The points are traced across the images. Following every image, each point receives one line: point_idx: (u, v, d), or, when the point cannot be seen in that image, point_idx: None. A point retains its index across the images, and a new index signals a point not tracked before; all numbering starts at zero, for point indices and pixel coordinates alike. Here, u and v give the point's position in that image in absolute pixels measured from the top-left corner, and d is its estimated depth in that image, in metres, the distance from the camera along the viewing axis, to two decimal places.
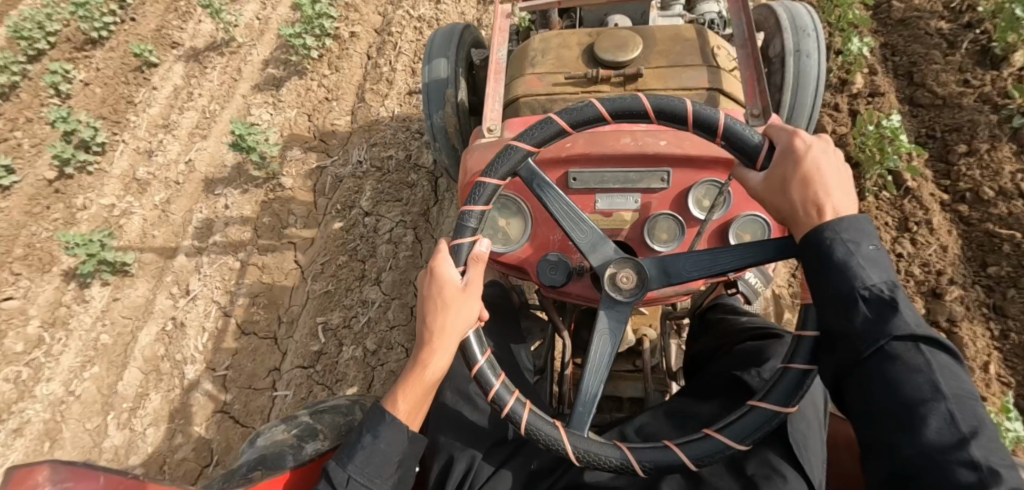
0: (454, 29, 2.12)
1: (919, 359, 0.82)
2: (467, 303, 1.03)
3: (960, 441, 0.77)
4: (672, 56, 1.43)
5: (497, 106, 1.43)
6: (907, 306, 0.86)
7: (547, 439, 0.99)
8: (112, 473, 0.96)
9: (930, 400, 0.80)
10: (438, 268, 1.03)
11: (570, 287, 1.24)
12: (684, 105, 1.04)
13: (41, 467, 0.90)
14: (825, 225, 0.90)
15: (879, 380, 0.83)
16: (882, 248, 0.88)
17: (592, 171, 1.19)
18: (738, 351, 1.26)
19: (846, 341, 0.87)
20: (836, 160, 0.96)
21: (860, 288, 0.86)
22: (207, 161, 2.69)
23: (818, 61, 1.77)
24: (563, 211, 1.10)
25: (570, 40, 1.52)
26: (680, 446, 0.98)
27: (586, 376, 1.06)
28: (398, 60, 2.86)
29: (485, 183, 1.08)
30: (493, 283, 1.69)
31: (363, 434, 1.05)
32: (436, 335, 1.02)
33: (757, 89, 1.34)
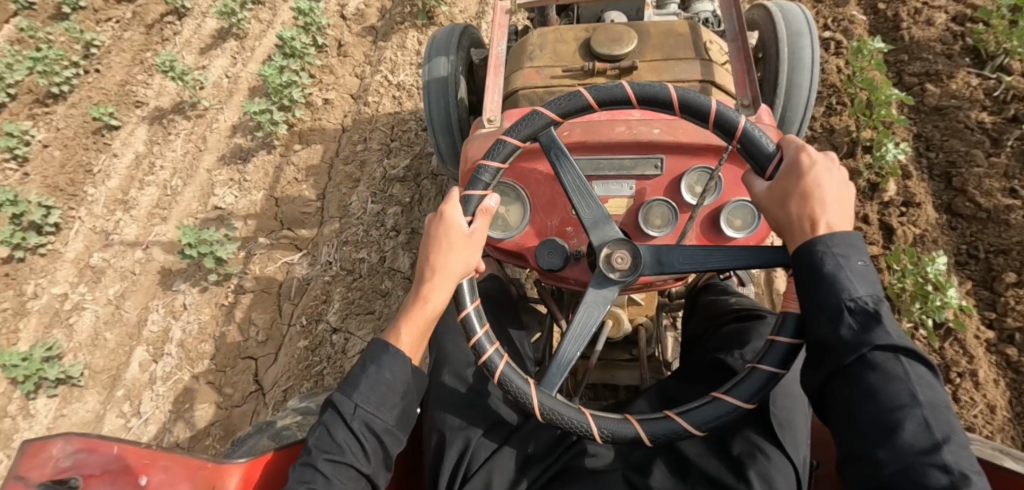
0: (454, 29, 2.17)
1: (899, 368, 0.84)
2: (471, 251, 1.10)
3: (933, 446, 0.79)
4: (665, 50, 1.46)
5: (496, 98, 1.46)
6: (890, 319, 0.88)
7: (517, 392, 1.03)
8: (126, 443, 0.99)
9: (907, 407, 0.82)
10: (448, 209, 1.10)
11: (566, 272, 1.26)
12: (711, 103, 1.06)
13: (55, 440, 0.94)
14: (818, 238, 0.92)
15: (860, 389, 0.85)
16: (871, 263, 0.90)
17: (588, 158, 1.23)
18: (723, 332, 1.35)
19: (830, 350, 0.89)
20: (841, 179, 0.97)
21: (846, 299, 0.88)
22: (166, 248, 2.52)
23: (812, 58, 1.80)
24: (574, 184, 1.12)
25: (566, 35, 1.55)
26: (639, 422, 1.00)
27: (566, 341, 1.09)
28: (373, 136, 2.66)
29: (506, 141, 1.13)
30: (491, 276, 1.73)
31: (366, 364, 1.07)
32: (439, 271, 1.06)
33: (747, 79, 1.38)
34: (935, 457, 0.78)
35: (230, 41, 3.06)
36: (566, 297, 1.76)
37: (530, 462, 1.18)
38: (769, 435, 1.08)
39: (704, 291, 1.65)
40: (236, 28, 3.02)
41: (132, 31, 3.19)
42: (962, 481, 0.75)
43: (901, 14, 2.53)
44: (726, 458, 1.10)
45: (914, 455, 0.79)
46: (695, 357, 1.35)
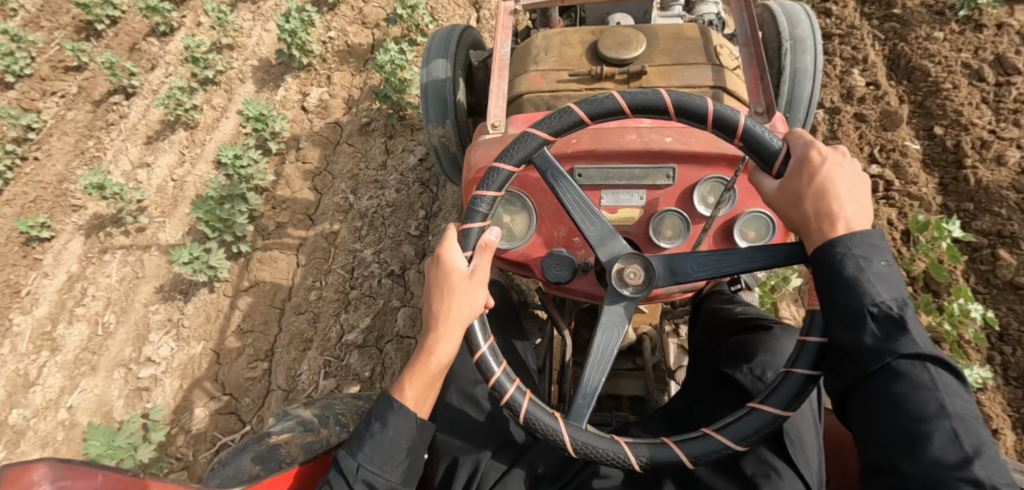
0: (453, 30, 2.12)
1: (925, 376, 0.80)
2: (475, 292, 1.03)
3: (963, 459, 0.76)
4: (674, 54, 1.42)
5: (500, 103, 1.40)
6: (915, 323, 0.83)
7: (546, 429, 0.99)
8: (114, 472, 0.94)
9: (934, 418, 0.79)
10: (445, 254, 1.03)
11: (574, 284, 1.23)
12: (705, 104, 1.00)
13: (37, 465, 0.89)
14: (837, 239, 0.87)
15: (884, 399, 0.82)
16: (895, 264, 0.86)
17: (597, 167, 1.18)
18: (730, 344, 1.30)
19: (853, 358, 0.85)
20: (856, 174, 0.92)
21: (869, 304, 0.83)
22: (91, 408, 2.13)
23: (815, 61, 1.76)
24: (574, 201, 1.08)
25: (571, 38, 1.50)
26: (678, 443, 0.97)
27: (587, 370, 1.05)
28: (328, 285, 2.28)
29: (498, 169, 1.07)
30: (494, 283, 1.69)
31: (371, 422, 1.03)
32: (443, 320, 1.00)
33: (761, 87, 1.33)
34: (966, 471, 0.75)
35: (180, 129, 2.70)
36: (568, 305, 1.73)
37: (541, 483, 1.14)
38: (782, 453, 1.05)
39: (707, 300, 1.62)
40: (185, 119, 2.68)
41: (76, 110, 2.84)
42: None
43: (963, 146, 2.19)
44: (739, 479, 1.06)
45: (943, 469, 0.76)
46: (703, 370, 1.32)
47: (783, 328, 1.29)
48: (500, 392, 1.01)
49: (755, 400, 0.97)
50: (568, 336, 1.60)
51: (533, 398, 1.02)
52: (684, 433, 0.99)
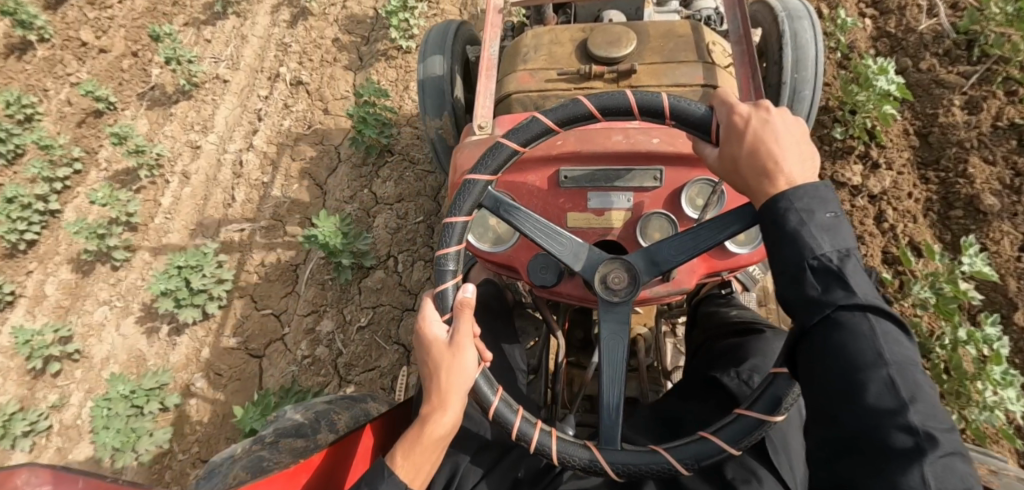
0: (448, 28, 2.08)
1: (864, 324, 0.76)
2: (458, 358, 0.98)
3: (899, 406, 0.72)
4: (665, 52, 1.40)
5: (488, 103, 1.39)
6: (859, 275, 0.79)
7: (581, 461, 0.97)
8: (93, 477, 0.94)
9: (872, 366, 0.75)
10: (423, 328, 1.01)
11: (560, 287, 1.21)
12: (626, 97, 1.00)
13: (20, 470, 0.88)
14: (781, 195, 0.85)
15: (823, 348, 0.78)
16: (842, 216, 0.82)
17: (583, 169, 1.17)
18: (721, 347, 1.29)
19: (793, 309, 0.82)
20: (787, 123, 0.91)
21: (810, 257, 0.80)
22: None
23: (816, 50, 1.73)
24: (535, 228, 1.06)
25: (561, 36, 1.48)
26: (716, 434, 0.95)
27: (604, 384, 1.03)
28: None
29: (452, 223, 1.06)
30: (486, 283, 1.68)
31: (362, 488, 0.98)
32: (447, 394, 0.98)
33: (752, 86, 1.31)
34: (900, 418, 0.71)
35: None
36: (561, 305, 1.71)
37: (519, 487, 1.13)
38: (763, 459, 1.04)
39: (703, 304, 1.59)
40: None
41: None
42: (927, 443, 0.69)
43: None
44: (717, 481, 1.04)
45: (877, 415, 0.73)
46: (696, 371, 1.30)
47: (775, 333, 1.28)
48: (526, 439, 0.99)
49: (742, 406, 0.97)
50: (563, 339, 1.59)
51: (559, 433, 1.01)
52: (718, 421, 0.97)
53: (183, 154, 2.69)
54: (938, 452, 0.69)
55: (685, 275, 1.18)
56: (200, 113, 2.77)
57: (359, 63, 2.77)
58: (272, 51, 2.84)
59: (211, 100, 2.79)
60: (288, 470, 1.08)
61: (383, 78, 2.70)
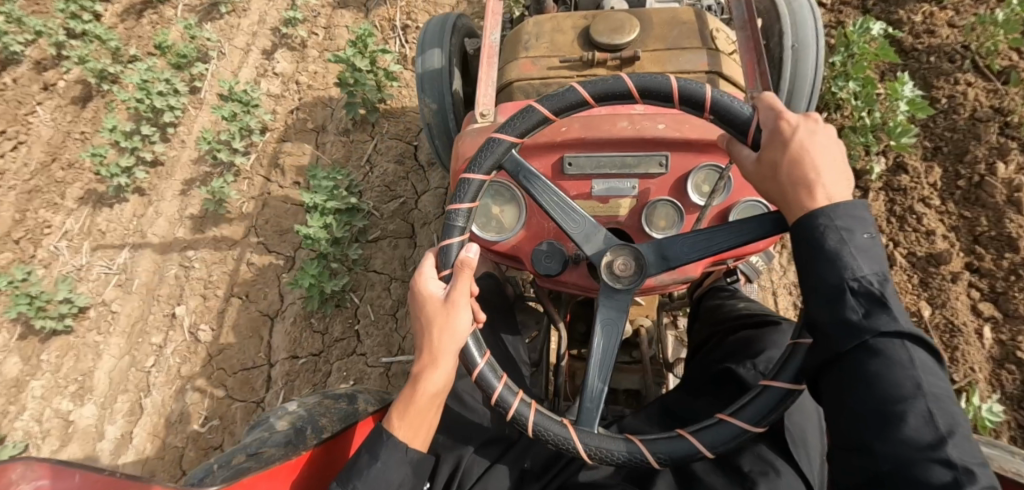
0: (446, 19, 2.08)
1: (903, 354, 0.75)
2: (451, 315, 0.96)
3: (938, 440, 0.71)
4: (669, 40, 1.38)
5: (490, 91, 1.36)
6: (896, 301, 0.79)
7: (557, 439, 0.95)
8: (91, 471, 0.91)
9: (909, 398, 0.74)
10: (418, 282, 1.00)
11: (565, 276, 1.19)
12: (670, 82, 0.99)
13: (14, 464, 0.86)
14: (820, 210, 0.83)
15: (862, 377, 0.77)
16: (878, 237, 0.82)
17: (588, 155, 1.15)
18: (733, 339, 1.28)
19: (829, 335, 0.79)
20: (832, 140, 0.89)
21: (849, 279, 0.78)
22: None
23: (816, 28, 1.73)
24: (551, 201, 1.06)
25: (563, 23, 1.45)
26: (694, 434, 0.94)
27: (590, 369, 1.02)
28: None
29: (469, 180, 1.04)
30: (486, 275, 1.66)
31: (360, 454, 0.99)
32: (439, 354, 0.97)
33: (757, 72, 1.30)
34: (939, 452, 0.70)
35: None
36: (563, 298, 1.69)
37: (526, 479, 1.12)
38: (783, 453, 1.03)
39: (707, 297, 1.58)
40: None
41: None
42: (967, 478, 0.68)
43: None
44: (735, 475, 1.03)
45: (915, 448, 0.72)
46: (705, 363, 1.29)
47: (789, 325, 1.27)
48: (506, 408, 0.97)
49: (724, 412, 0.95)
50: (564, 331, 1.57)
51: (539, 409, 0.99)
52: (699, 422, 0.96)
53: (52, 430, 2.17)
54: (976, 488, 0.68)
55: (691, 264, 1.16)
56: (78, 363, 2.27)
57: (279, 305, 2.26)
58: (172, 267, 2.36)
59: (94, 340, 2.32)
60: (289, 462, 1.06)
61: (302, 349, 2.19)
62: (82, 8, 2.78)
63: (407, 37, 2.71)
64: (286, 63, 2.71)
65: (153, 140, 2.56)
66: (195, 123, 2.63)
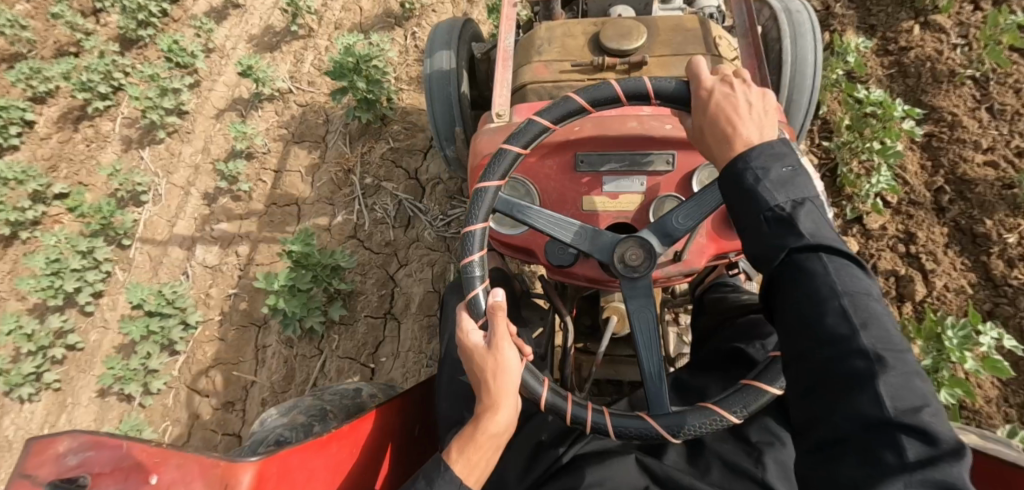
0: (455, 23, 2.17)
1: (819, 264, 0.82)
2: (500, 358, 1.02)
3: (854, 334, 0.77)
4: (673, 45, 1.46)
5: (505, 92, 1.44)
6: (812, 218, 0.85)
7: (636, 431, 1.02)
8: (134, 441, 0.96)
9: (826, 302, 0.80)
10: (462, 336, 1.06)
11: (576, 268, 1.25)
12: (612, 88, 1.08)
13: (62, 437, 0.93)
14: (739, 156, 0.92)
15: (785, 291, 0.84)
16: (796, 167, 0.89)
17: (598, 153, 1.23)
18: (737, 325, 1.36)
19: (757, 259, 0.88)
20: (749, 92, 0.98)
21: (766, 208, 0.87)
22: None
23: (813, 37, 1.81)
24: (548, 222, 1.15)
25: (573, 29, 1.53)
26: (763, 380, 1.02)
27: (643, 357, 1.09)
28: None
29: (472, 231, 1.12)
30: (496, 269, 1.73)
31: (417, 480, 1.03)
32: (497, 397, 1.02)
33: (757, 78, 1.38)
34: (855, 344, 0.77)
35: None
36: (569, 292, 1.76)
37: (543, 450, 1.18)
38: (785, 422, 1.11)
39: (710, 291, 1.64)
40: None
41: None
42: (879, 365, 0.75)
43: None
44: (742, 443, 1.11)
45: (834, 345, 0.78)
46: (711, 348, 1.36)
47: None
48: (582, 423, 1.04)
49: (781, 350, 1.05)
50: (570, 323, 1.63)
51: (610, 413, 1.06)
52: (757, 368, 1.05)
53: None
54: (888, 371, 0.74)
55: (696, 256, 1.23)
56: None
57: None
58: None
59: None
60: (319, 438, 1.11)
61: None
62: (9, 118, 2.80)
63: (367, 199, 2.53)
64: (226, 225, 2.56)
65: (66, 328, 2.49)
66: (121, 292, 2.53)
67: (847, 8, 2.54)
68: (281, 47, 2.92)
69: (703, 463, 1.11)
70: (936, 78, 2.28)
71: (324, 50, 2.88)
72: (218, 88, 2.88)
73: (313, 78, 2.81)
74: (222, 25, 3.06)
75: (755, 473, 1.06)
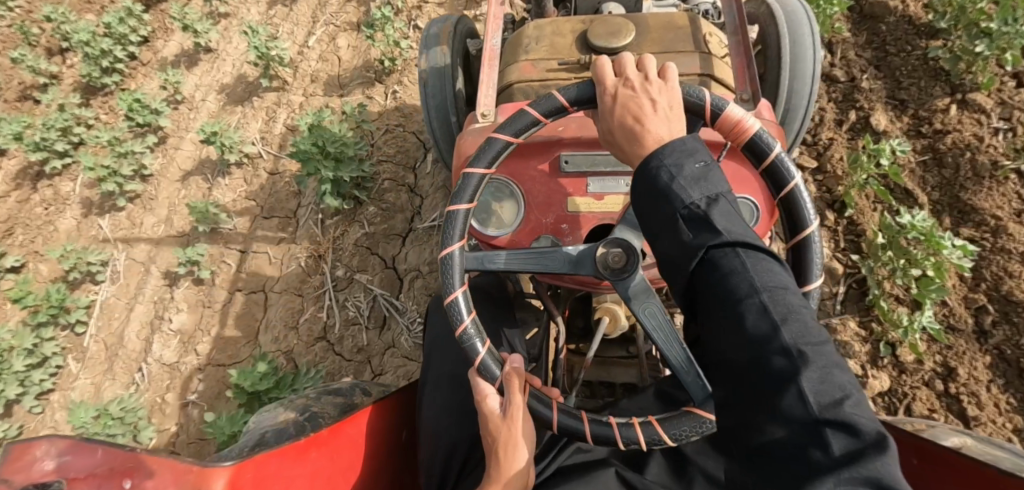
0: (449, 19, 2.14)
1: (735, 261, 0.79)
2: (514, 430, 1.03)
3: (774, 330, 0.74)
4: (663, 43, 1.43)
5: (491, 92, 1.42)
6: (729, 215, 0.84)
7: (692, 430, 0.99)
8: (111, 447, 0.95)
9: (746, 298, 0.77)
10: (480, 401, 1.06)
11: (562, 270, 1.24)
12: (531, 115, 1.10)
13: (39, 442, 0.92)
14: (649, 156, 0.92)
15: (705, 290, 0.81)
16: (709, 163, 0.88)
17: (582, 154, 1.21)
18: None
19: (676, 258, 0.85)
20: (653, 88, 0.99)
21: (682, 208, 0.85)
22: None
23: (812, 36, 1.79)
24: (521, 260, 1.14)
25: (563, 27, 1.51)
26: None
27: (666, 350, 1.06)
28: None
29: (456, 299, 1.10)
30: (486, 271, 1.71)
31: None
32: (505, 473, 1.03)
33: (747, 75, 1.35)
34: (775, 340, 0.73)
35: None
36: (562, 294, 1.73)
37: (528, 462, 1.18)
38: None
39: None
40: None
41: None
42: (801, 360, 0.71)
43: None
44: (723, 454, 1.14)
45: (755, 343, 0.74)
46: None
47: None
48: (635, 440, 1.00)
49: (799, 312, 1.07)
50: (562, 325, 1.61)
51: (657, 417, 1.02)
52: None
53: None
54: (810, 366, 0.70)
55: None
56: None
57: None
58: None
59: None
60: (296, 443, 1.11)
61: None
62: None
63: (338, 293, 2.35)
64: (187, 315, 2.43)
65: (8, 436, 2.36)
66: (72, 386, 2.45)
67: (875, 81, 2.27)
68: (253, 102, 2.84)
69: (686, 473, 1.13)
70: (976, 173, 2.03)
71: (297, 106, 2.77)
72: (184, 148, 2.81)
73: (283, 141, 2.69)
74: (192, 72, 3.02)
75: None
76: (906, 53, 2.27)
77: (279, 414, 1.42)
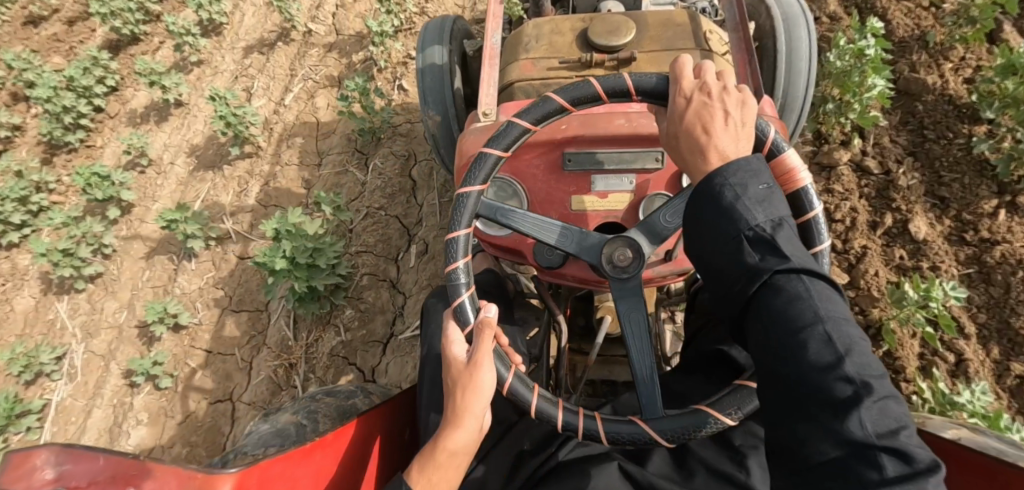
0: (446, 21, 2.13)
1: (800, 287, 0.77)
2: (477, 373, 1.00)
3: (838, 360, 0.72)
4: (663, 41, 1.43)
5: (491, 91, 1.41)
6: (791, 240, 0.82)
7: (633, 438, 1.00)
8: (114, 455, 0.93)
9: (810, 325, 0.75)
10: (446, 345, 1.05)
11: (565, 268, 1.23)
12: (524, 126, 1.10)
13: (40, 451, 0.90)
14: (715, 170, 0.88)
15: (766, 314, 0.78)
16: (772, 185, 0.86)
17: (586, 152, 1.20)
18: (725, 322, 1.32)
19: (734, 279, 0.82)
20: (732, 100, 0.94)
21: (746, 228, 0.82)
22: None
23: (810, 40, 1.77)
24: (534, 224, 1.13)
25: (562, 26, 1.51)
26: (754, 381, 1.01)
27: (635, 359, 1.06)
28: None
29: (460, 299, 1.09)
30: (487, 271, 1.70)
31: None
32: (465, 413, 0.99)
33: (749, 71, 1.36)
34: (838, 370, 0.71)
35: None
36: (562, 292, 1.72)
37: (525, 459, 1.18)
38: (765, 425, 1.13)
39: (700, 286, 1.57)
40: None
41: None
42: (866, 391, 0.70)
43: None
44: (726, 448, 1.12)
45: (818, 371, 0.72)
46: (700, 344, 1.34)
47: None
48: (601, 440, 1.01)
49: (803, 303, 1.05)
50: (563, 325, 1.60)
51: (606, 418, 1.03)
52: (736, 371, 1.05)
53: None
54: (875, 398, 0.69)
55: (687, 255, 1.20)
56: None
57: None
58: None
59: None
60: (303, 448, 1.10)
61: None
62: None
63: None
64: (147, 427, 2.25)
65: None
66: None
67: (913, 174, 2.08)
68: (225, 169, 2.75)
69: (687, 468, 1.11)
70: None
71: (269, 177, 2.68)
72: (149, 221, 2.71)
73: (255, 219, 2.58)
74: (160, 130, 2.95)
75: (739, 478, 1.07)
76: (945, 142, 2.09)
77: (281, 418, 1.42)
